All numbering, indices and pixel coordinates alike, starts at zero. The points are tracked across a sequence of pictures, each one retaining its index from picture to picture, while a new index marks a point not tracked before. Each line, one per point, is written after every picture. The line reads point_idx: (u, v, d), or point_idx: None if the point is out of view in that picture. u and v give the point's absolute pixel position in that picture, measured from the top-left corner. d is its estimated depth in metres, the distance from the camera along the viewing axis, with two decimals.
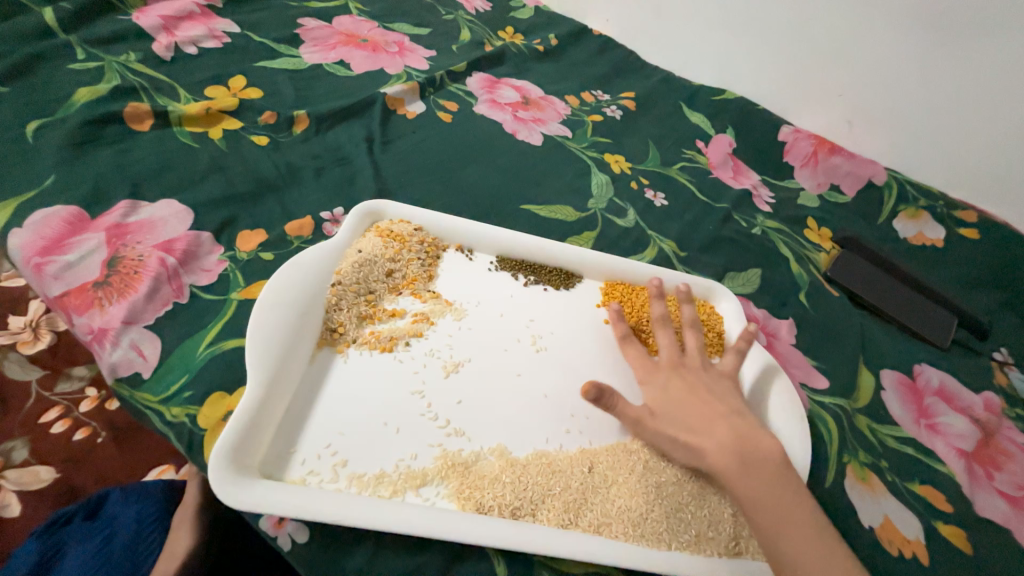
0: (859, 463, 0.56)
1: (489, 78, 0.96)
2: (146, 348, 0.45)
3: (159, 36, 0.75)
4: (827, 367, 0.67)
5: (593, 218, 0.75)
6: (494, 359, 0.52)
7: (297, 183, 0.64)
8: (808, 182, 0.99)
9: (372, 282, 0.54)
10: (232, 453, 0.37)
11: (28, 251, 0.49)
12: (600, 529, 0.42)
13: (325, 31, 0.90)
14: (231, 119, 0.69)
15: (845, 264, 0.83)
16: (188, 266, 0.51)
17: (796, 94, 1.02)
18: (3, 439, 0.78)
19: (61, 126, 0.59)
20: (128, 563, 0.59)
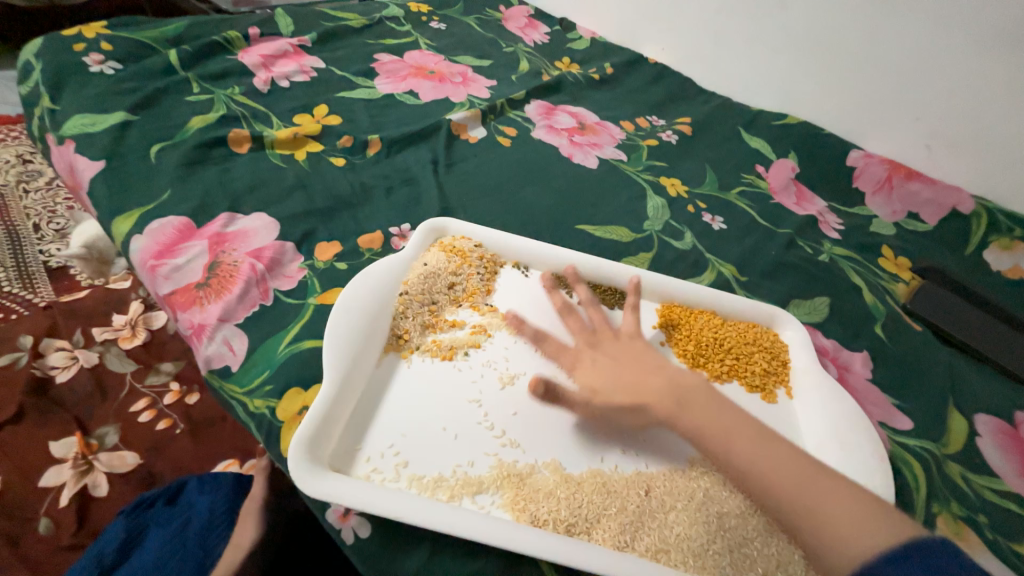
0: (951, 516, 0.51)
1: (546, 105, 1.00)
2: (235, 344, 0.50)
3: (259, 71, 0.86)
4: (909, 406, 0.61)
5: (649, 240, 0.75)
6: (550, 374, 0.52)
7: (369, 200, 0.70)
8: (882, 209, 0.93)
9: (435, 293, 0.56)
10: (307, 445, 0.40)
11: (147, 254, 0.57)
12: (658, 556, 0.40)
13: (398, 65, 0.99)
14: (314, 143, 0.76)
15: (928, 295, 0.77)
16: (273, 271, 0.56)
17: (868, 118, 0.98)
18: (99, 423, 0.87)
19: (178, 149, 0.68)
20: (200, 547, 0.64)
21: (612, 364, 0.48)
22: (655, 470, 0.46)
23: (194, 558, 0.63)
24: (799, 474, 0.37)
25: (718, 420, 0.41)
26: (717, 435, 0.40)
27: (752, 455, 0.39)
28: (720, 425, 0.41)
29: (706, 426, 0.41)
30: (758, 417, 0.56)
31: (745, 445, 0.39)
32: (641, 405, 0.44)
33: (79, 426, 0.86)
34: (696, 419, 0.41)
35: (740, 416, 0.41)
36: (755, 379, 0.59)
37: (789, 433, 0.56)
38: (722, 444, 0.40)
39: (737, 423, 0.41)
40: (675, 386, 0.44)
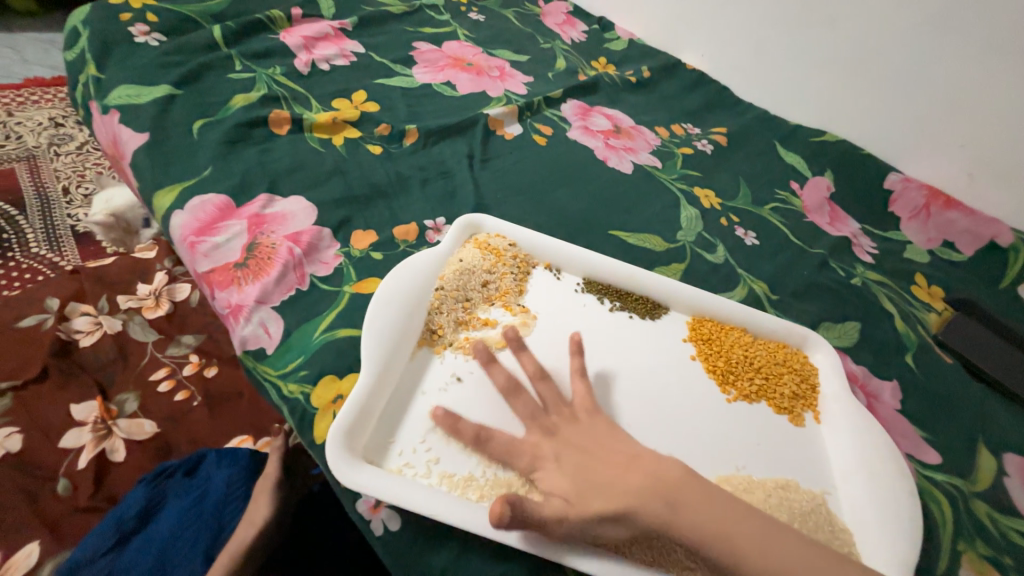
0: (976, 555, 0.50)
1: (582, 106, 0.98)
2: (271, 326, 0.51)
3: (300, 53, 0.85)
4: (938, 440, 0.60)
5: (682, 251, 0.74)
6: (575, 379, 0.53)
7: (405, 191, 0.69)
8: (917, 236, 0.91)
9: (469, 290, 0.56)
10: (344, 434, 0.41)
11: (187, 230, 0.57)
12: (683, 573, 0.40)
13: (436, 55, 0.98)
14: (352, 129, 0.76)
15: (961, 328, 0.75)
16: (310, 257, 0.57)
17: (910, 142, 0.96)
18: (119, 389, 0.88)
19: (219, 126, 0.68)
20: (214, 521, 0.65)
21: (582, 458, 0.39)
22: None
23: (208, 532, 0.64)
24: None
25: (720, 524, 0.35)
26: (724, 548, 0.34)
27: (767, 562, 0.33)
28: (726, 532, 0.34)
29: (708, 535, 0.34)
30: (785, 439, 0.56)
31: (758, 551, 0.34)
32: (625, 513, 0.36)
33: (100, 391, 0.87)
34: (697, 528, 0.34)
35: (738, 513, 0.35)
36: (784, 401, 0.58)
37: (814, 458, 0.55)
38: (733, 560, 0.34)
39: (740, 524, 0.35)
40: (658, 483, 0.36)
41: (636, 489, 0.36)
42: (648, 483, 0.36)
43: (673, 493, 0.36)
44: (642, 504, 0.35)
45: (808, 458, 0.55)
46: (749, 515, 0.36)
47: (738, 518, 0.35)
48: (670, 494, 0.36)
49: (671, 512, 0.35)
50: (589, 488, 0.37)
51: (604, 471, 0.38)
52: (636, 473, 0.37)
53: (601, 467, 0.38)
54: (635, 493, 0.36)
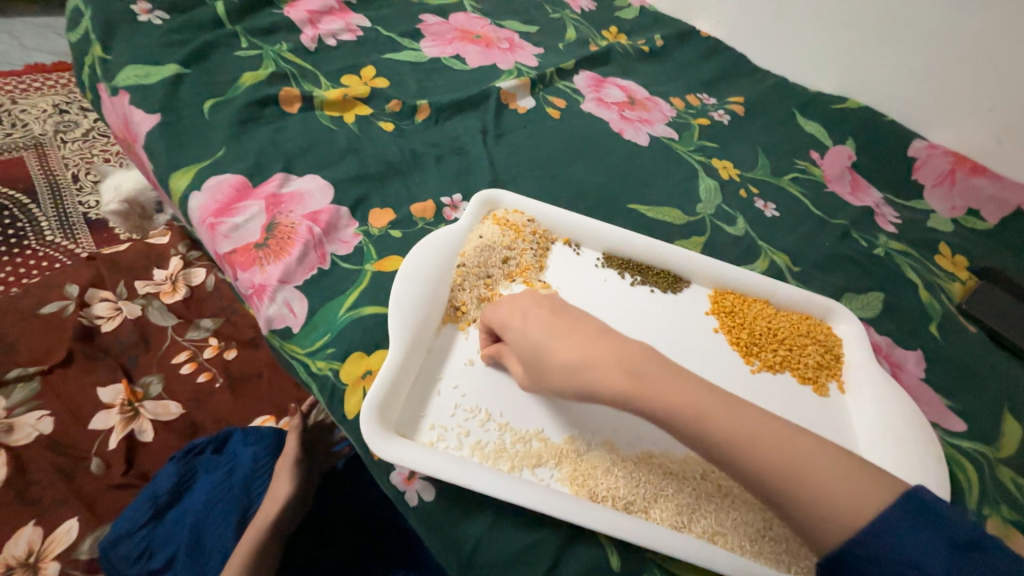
0: (1001, 519, 0.50)
1: (595, 77, 0.96)
2: (296, 305, 0.51)
3: (305, 28, 0.83)
4: (963, 409, 0.60)
5: (701, 224, 0.73)
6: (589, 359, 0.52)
7: (419, 168, 0.68)
8: (941, 204, 0.89)
9: (490, 267, 0.56)
10: (376, 409, 0.41)
11: (205, 212, 0.57)
12: (714, 538, 0.40)
13: (443, 27, 0.95)
14: (362, 106, 0.74)
15: (986, 298, 0.74)
16: (330, 236, 0.56)
17: (936, 105, 0.92)
18: (143, 372, 0.90)
19: (230, 105, 0.67)
20: (243, 496, 0.67)
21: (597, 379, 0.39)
22: None
23: (238, 506, 0.66)
24: (793, 460, 0.32)
25: (686, 393, 0.35)
26: (688, 414, 0.34)
27: (736, 430, 0.33)
28: (689, 400, 0.34)
29: (672, 399, 0.34)
30: (809, 409, 0.56)
31: (723, 418, 0.33)
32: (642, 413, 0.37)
33: (125, 374, 0.89)
34: (658, 391, 0.35)
35: (705, 388, 0.35)
36: (808, 371, 0.58)
37: (838, 428, 0.55)
38: (696, 426, 0.34)
39: (708, 398, 0.34)
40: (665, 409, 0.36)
41: (603, 356, 0.38)
42: (615, 352, 0.37)
43: (636, 363, 0.37)
44: (606, 369, 0.37)
45: (832, 429, 0.55)
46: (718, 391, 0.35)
47: (708, 392, 0.35)
48: (632, 360, 0.37)
49: (630, 377, 0.36)
50: (554, 345, 0.40)
51: (565, 336, 0.40)
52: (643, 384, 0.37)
53: (563, 333, 0.40)
54: (599, 358, 0.37)
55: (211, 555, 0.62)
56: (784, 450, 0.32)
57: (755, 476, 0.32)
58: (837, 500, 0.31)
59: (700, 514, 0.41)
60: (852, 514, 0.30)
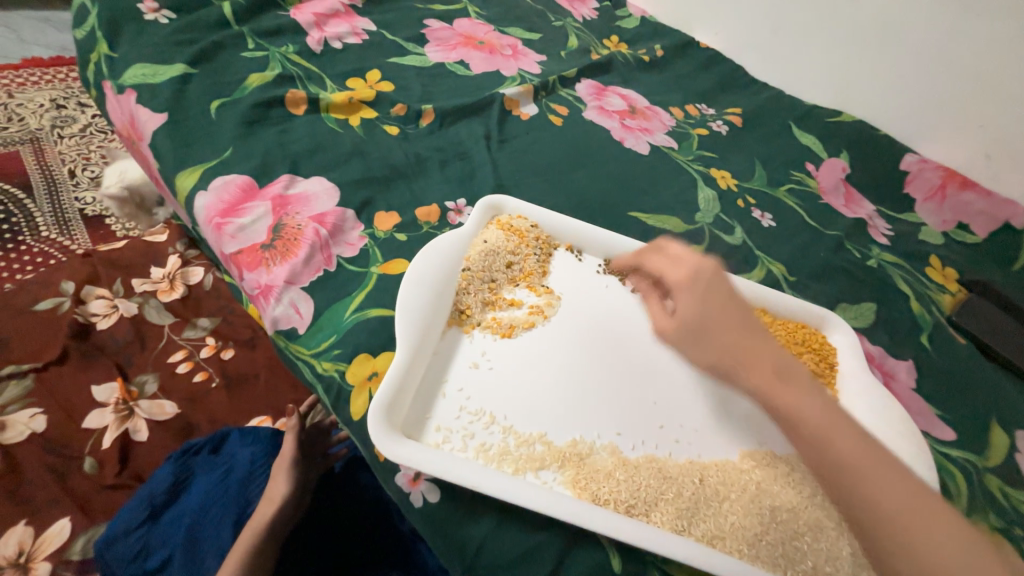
0: (989, 527, 0.52)
1: (597, 85, 0.97)
2: (302, 306, 0.51)
3: (311, 31, 0.84)
4: (952, 418, 0.61)
5: (700, 232, 0.74)
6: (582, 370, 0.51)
7: (424, 172, 0.69)
8: (932, 218, 0.91)
9: (494, 271, 0.57)
10: (383, 410, 0.41)
11: (211, 211, 0.57)
12: (713, 542, 0.41)
13: (448, 33, 0.96)
14: (368, 109, 0.75)
15: (974, 310, 0.76)
16: (336, 238, 0.57)
17: (927, 121, 0.94)
18: (139, 371, 0.89)
19: (236, 106, 0.67)
20: (242, 498, 0.66)
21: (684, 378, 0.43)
22: (708, 459, 0.48)
23: (236, 507, 0.65)
24: (902, 503, 0.35)
25: (823, 408, 0.38)
26: (819, 431, 0.37)
27: (859, 457, 0.36)
28: (826, 416, 0.38)
29: (810, 411, 0.38)
30: None
31: (854, 444, 0.37)
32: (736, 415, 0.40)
33: (120, 373, 0.88)
34: (797, 397, 0.39)
35: (842, 411, 0.39)
36: None
37: None
38: (824, 441, 0.37)
39: (846, 424, 0.38)
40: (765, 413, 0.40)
41: (753, 349, 0.41)
42: (770, 351, 0.41)
43: (786, 367, 0.40)
44: (755, 365, 0.40)
45: None
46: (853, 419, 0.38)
47: (846, 419, 0.38)
48: (783, 365, 0.40)
49: (777, 377, 0.40)
50: (721, 334, 0.42)
51: (734, 324, 0.42)
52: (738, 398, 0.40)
53: (733, 320, 0.43)
54: (752, 352, 0.41)
55: (206, 558, 0.61)
56: (899, 488, 0.35)
57: (863, 501, 0.35)
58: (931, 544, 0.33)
59: (702, 520, 0.42)
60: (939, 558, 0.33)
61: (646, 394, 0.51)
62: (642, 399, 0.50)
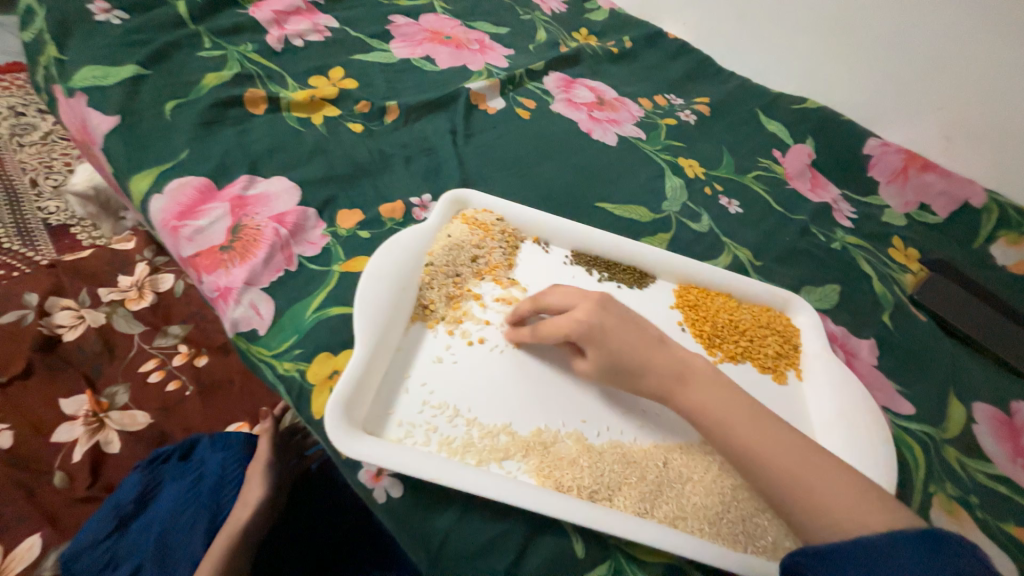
0: (945, 495, 0.53)
1: (565, 78, 0.97)
2: (262, 307, 0.50)
3: (271, 29, 0.82)
4: (911, 393, 0.63)
5: (667, 220, 0.75)
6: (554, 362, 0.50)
7: (389, 169, 0.69)
8: (894, 200, 0.93)
9: (459, 265, 0.57)
10: (342, 407, 0.41)
11: (167, 215, 0.56)
12: (675, 523, 0.42)
13: (414, 29, 0.95)
14: (331, 107, 0.74)
15: (935, 288, 0.78)
16: (297, 237, 0.56)
17: (887, 105, 0.96)
18: (108, 383, 0.87)
19: (192, 107, 0.66)
20: (213, 503, 0.65)
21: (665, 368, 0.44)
22: (671, 443, 0.47)
23: (207, 514, 0.64)
24: (807, 472, 0.37)
25: (731, 410, 0.41)
26: (725, 427, 0.40)
27: (766, 446, 0.39)
28: (732, 416, 0.41)
29: (715, 415, 0.41)
30: (770, 396, 0.58)
31: (756, 436, 0.39)
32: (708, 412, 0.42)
33: (89, 385, 0.86)
34: (703, 402, 0.42)
35: (746, 403, 0.42)
36: (767, 360, 0.61)
37: (796, 415, 0.58)
38: (732, 441, 0.40)
39: (751, 417, 0.41)
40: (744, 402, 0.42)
41: (657, 366, 0.44)
42: (671, 364, 0.44)
43: (693, 376, 0.44)
44: (660, 378, 0.43)
45: (790, 415, 0.57)
46: (757, 410, 0.41)
47: (751, 410, 0.41)
48: (687, 375, 0.44)
49: (683, 386, 0.43)
50: (635, 359, 0.44)
51: (636, 347, 0.44)
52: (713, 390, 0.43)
53: (635, 345, 0.44)
54: (657, 366, 0.44)
55: (179, 565, 0.60)
56: (801, 464, 0.38)
57: (776, 484, 0.38)
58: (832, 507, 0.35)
59: (664, 503, 0.43)
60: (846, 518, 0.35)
61: None
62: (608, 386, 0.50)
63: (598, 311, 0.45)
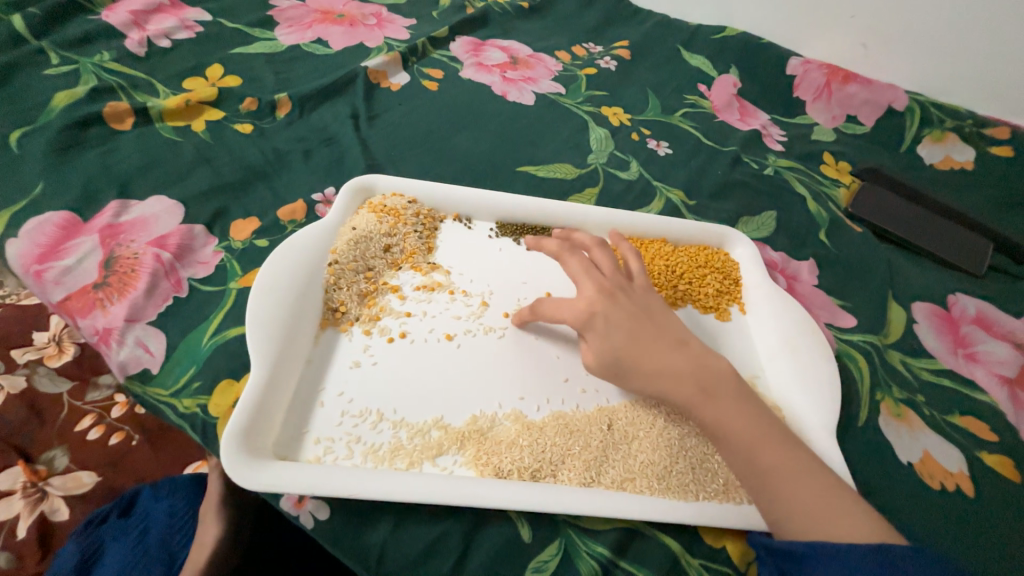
0: (893, 400, 0.54)
1: (474, 41, 0.91)
2: (152, 344, 0.45)
3: (130, 32, 0.73)
4: (852, 305, 0.64)
5: (594, 174, 0.72)
6: (512, 346, 0.49)
7: (286, 168, 0.63)
8: (822, 116, 0.91)
9: (370, 259, 0.53)
10: (244, 435, 0.38)
11: (26, 259, 0.49)
12: (623, 485, 0.42)
13: (300, 10, 0.86)
14: (211, 109, 0.67)
15: (868, 197, 0.77)
16: (184, 259, 0.51)
17: (804, 21, 0.93)
18: (40, 451, 0.69)
19: (43, 132, 0.58)
20: (165, 556, 0.56)
21: (631, 326, 0.44)
22: (617, 404, 0.47)
23: (160, 567, 0.56)
24: (814, 487, 0.37)
25: (751, 419, 0.40)
26: (744, 438, 0.39)
27: (779, 458, 0.38)
28: (753, 428, 0.39)
29: (735, 426, 0.39)
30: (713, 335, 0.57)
31: (775, 450, 0.38)
32: (662, 388, 0.42)
33: (22, 456, 0.68)
34: (724, 414, 0.40)
35: (764, 413, 0.41)
36: (708, 300, 0.60)
37: (745, 348, 0.57)
38: (748, 449, 0.39)
39: (767, 425, 0.40)
40: (702, 371, 0.42)
41: (676, 372, 0.42)
42: (692, 370, 0.42)
43: (711, 385, 0.41)
44: (680, 383, 0.41)
45: (738, 349, 0.57)
46: (775, 423, 0.40)
47: (763, 420, 0.40)
48: (710, 382, 0.41)
49: (705, 397, 0.41)
50: (639, 363, 0.43)
51: (649, 347, 0.43)
52: (681, 358, 0.43)
53: (645, 341, 0.43)
54: (674, 372, 0.42)
55: None
56: (811, 478, 0.37)
57: (780, 490, 0.37)
58: (839, 523, 0.35)
59: (612, 470, 0.42)
60: (848, 533, 0.34)
61: (548, 350, 0.49)
62: (546, 360, 0.49)
63: (605, 302, 0.44)
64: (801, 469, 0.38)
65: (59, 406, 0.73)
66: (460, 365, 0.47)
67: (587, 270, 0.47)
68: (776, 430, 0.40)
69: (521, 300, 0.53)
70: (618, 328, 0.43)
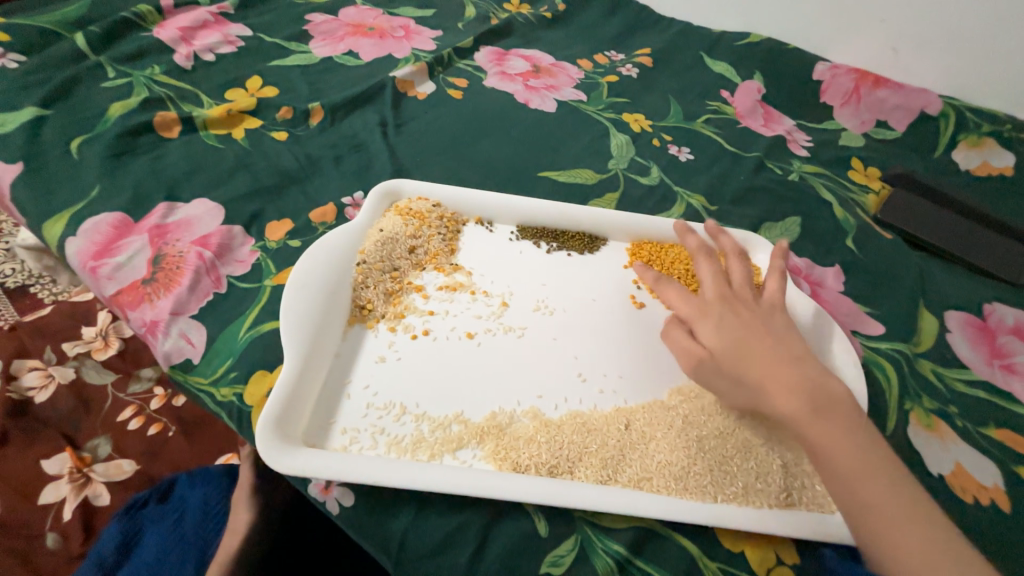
0: (923, 410, 0.52)
1: (498, 51, 0.93)
2: (194, 336, 0.48)
3: (178, 47, 0.78)
4: (880, 313, 0.62)
5: (615, 179, 0.73)
6: (530, 344, 0.50)
7: (318, 172, 0.66)
8: (850, 121, 0.89)
9: (396, 259, 0.55)
10: (278, 422, 0.40)
11: (84, 256, 0.53)
12: (640, 484, 0.42)
13: (332, 24, 0.90)
14: (251, 118, 0.71)
15: (899, 203, 0.75)
16: (223, 258, 0.54)
17: (832, 25, 0.92)
18: (86, 437, 0.74)
19: (101, 140, 0.63)
20: (201, 540, 0.59)
21: (745, 333, 0.44)
22: (633, 404, 0.48)
23: (196, 551, 0.59)
24: (922, 535, 0.35)
25: (861, 451, 0.38)
26: (849, 469, 0.37)
27: (883, 493, 0.36)
28: (860, 460, 0.37)
29: (843, 453, 0.37)
30: None
31: (879, 484, 0.36)
32: (766, 394, 0.41)
33: (69, 442, 0.73)
34: (832, 438, 0.38)
35: (877, 448, 0.38)
36: None
37: None
38: (851, 479, 0.37)
39: (878, 456, 0.38)
40: (820, 391, 0.40)
41: (787, 385, 0.40)
42: (804, 386, 0.40)
43: (823, 405, 0.39)
44: (791, 395, 0.40)
45: None
46: (886, 458, 0.38)
47: (876, 455, 0.38)
48: (824, 404, 0.39)
49: (815, 415, 0.39)
50: (751, 369, 0.42)
51: (768, 350, 0.42)
52: (795, 372, 0.41)
53: (762, 345, 0.43)
54: (785, 385, 0.40)
55: None
56: (916, 521, 0.35)
57: (877, 526, 0.36)
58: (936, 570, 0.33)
59: (628, 474, 0.43)
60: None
61: (566, 351, 0.50)
62: (563, 360, 0.50)
63: (723, 305, 0.46)
64: (906, 510, 0.36)
65: (105, 397, 0.77)
66: (483, 362, 0.48)
67: (715, 272, 0.50)
68: (890, 465, 0.38)
69: (542, 302, 0.54)
70: (729, 323, 0.45)
